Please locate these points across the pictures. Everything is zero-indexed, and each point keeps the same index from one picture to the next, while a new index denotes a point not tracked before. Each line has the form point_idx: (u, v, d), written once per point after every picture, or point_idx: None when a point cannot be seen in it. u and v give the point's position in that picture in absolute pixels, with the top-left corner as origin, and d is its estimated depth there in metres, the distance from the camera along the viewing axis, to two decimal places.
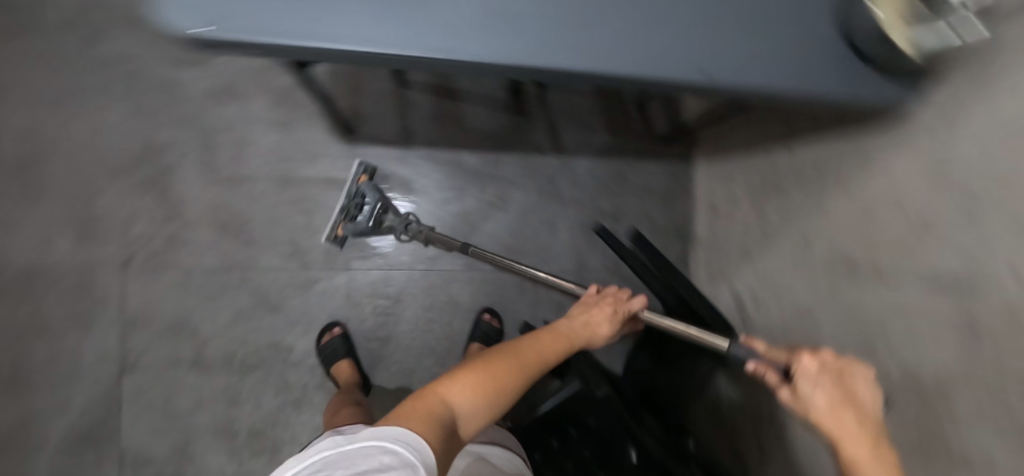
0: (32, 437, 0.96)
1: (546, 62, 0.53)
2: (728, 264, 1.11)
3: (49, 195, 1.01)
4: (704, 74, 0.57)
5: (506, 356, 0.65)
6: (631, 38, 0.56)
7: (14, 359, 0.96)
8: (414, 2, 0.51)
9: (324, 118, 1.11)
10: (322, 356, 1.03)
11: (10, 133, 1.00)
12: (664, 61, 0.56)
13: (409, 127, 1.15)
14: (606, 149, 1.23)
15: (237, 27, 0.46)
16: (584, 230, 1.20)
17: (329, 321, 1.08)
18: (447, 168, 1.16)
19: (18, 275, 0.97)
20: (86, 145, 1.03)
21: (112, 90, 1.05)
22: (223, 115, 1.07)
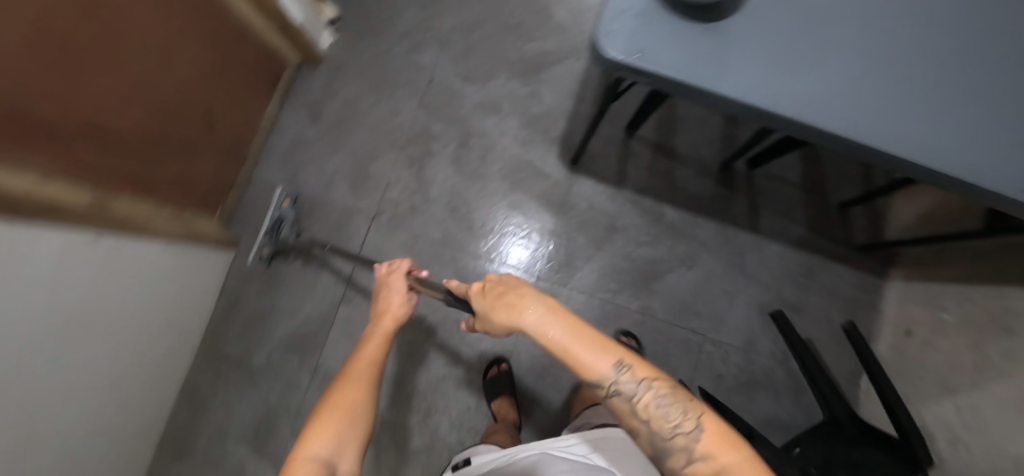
0: (268, 325, 1.22)
1: (793, 110, 0.63)
2: (918, 391, 1.11)
3: (344, 149, 1.29)
4: (854, 99, 0.63)
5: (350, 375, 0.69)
6: (882, 112, 0.63)
7: (276, 266, 1.24)
8: (789, 68, 0.64)
9: (560, 146, 1.28)
10: (487, 386, 1.16)
11: (341, 101, 1.32)
12: (878, 127, 0.62)
13: (625, 171, 1.27)
14: (801, 242, 1.26)
15: (647, 62, 0.63)
16: (760, 312, 1.24)
17: (496, 355, 1.21)
18: (649, 215, 1.25)
19: (303, 203, 1.26)
20: (383, 123, 1.30)
21: (413, 89, 1.32)
22: (486, 125, 1.29)
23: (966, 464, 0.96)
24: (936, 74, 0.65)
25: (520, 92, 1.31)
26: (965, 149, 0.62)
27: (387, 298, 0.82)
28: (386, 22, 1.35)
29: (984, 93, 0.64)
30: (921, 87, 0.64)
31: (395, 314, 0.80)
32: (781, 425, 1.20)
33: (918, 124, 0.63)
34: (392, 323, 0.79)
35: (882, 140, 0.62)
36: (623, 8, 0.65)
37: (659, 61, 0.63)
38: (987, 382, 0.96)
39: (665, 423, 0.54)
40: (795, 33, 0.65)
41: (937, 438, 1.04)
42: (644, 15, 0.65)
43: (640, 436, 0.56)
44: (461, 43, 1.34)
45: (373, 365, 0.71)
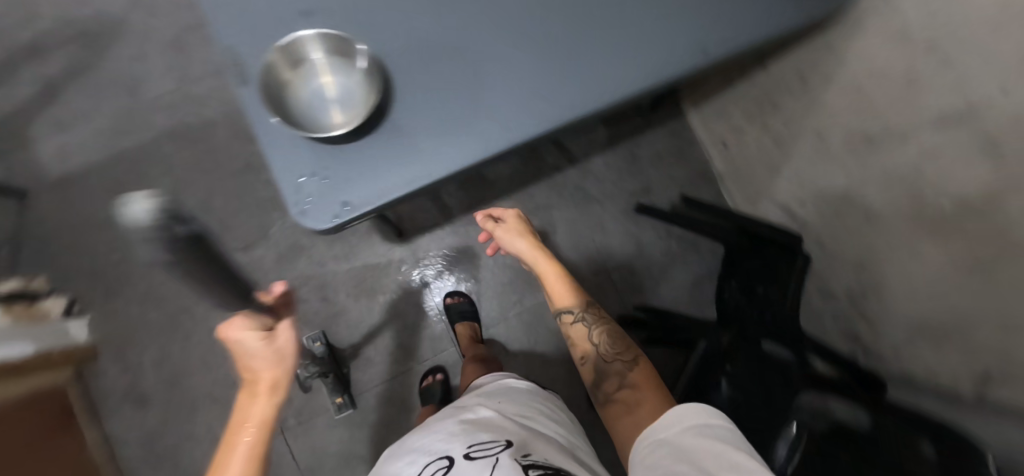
0: None
1: (509, 139, 0.66)
2: (760, 181, 1.28)
3: (195, 402, 1.13)
4: (542, 93, 0.68)
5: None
6: (568, 85, 0.69)
7: None
8: (475, 111, 0.66)
9: (379, 231, 1.24)
10: None
11: (150, 365, 1.14)
12: (576, 100, 0.68)
13: (446, 205, 1.27)
14: (610, 141, 1.36)
15: (362, 206, 0.61)
16: (627, 215, 1.35)
17: None
18: None
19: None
20: (210, 347, 1.16)
21: (208, 296, 1.18)
22: (302, 269, 1.20)
23: (820, 212, 1.15)
24: (568, 32, 0.71)
25: None
26: (643, 64, 0.70)
27: (249, 362, 0.55)
28: (123, 261, 1.17)
29: (613, 21, 0.72)
30: (575, 44, 0.71)
31: (271, 380, 0.54)
32: (703, 278, 1.36)
33: (599, 72, 0.70)
34: (272, 401, 0.54)
35: (587, 105, 0.68)
36: (303, 177, 0.62)
37: (369, 197, 0.62)
38: (790, 148, 1.14)
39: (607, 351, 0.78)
40: (454, 78, 0.67)
41: (792, 208, 1.22)
42: (325, 169, 0.62)
43: (585, 357, 0.81)
44: (212, 221, 1.20)
45: (253, 461, 0.50)
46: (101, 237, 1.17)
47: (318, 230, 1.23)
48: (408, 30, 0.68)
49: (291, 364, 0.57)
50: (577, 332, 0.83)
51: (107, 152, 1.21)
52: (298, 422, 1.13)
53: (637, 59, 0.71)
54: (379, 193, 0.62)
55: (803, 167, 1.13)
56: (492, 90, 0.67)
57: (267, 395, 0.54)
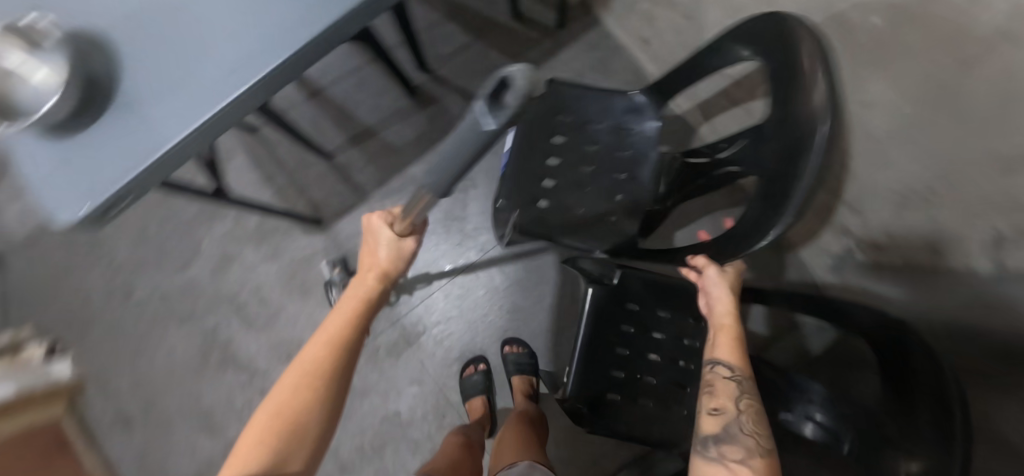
0: None
1: (175, 134, 0.59)
2: None
3: (172, 416, 1.21)
4: (228, 75, 0.61)
5: (348, 302, 0.60)
6: (232, 49, 0.63)
7: None
8: (145, 96, 0.60)
9: (298, 223, 1.22)
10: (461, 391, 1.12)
11: (128, 390, 1.22)
12: (245, 67, 0.62)
13: (356, 183, 1.21)
14: (518, 73, 1.22)
15: (71, 207, 0.57)
16: None
17: (433, 399, 1.17)
18: (408, 189, 1.20)
19: None
20: (171, 360, 1.21)
21: (160, 319, 1.23)
22: (232, 280, 1.22)
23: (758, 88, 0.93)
24: (206, 21, 0.64)
25: (228, 227, 1.23)
26: (307, 15, 0.64)
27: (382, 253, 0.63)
28: (88, 299, 1.25)
29: None
30: (244, 20, 0.64)
31: (385, 268, 0.62)
32: None
33: (253, 38, 0.63)
34: (376, 288, 0.62)
35: (253, 60, 0.62)
36: (43, 174, 0.59)
37: (105, 178, 0.58)
38: (701, 20, 0.93)
39: (754, 426, 0.51)
40: (138, 58, 0.62)
41: None
42: (58, 170, 0.59)
43: (714, 415, 0.54)
44: (151, 248, 1.25)
45: (346, 329, 0.57)
46: (64, 282, 1.26)
47: (242, 234, 1.23)
48: (126, 61, 0.62)
49: (403, 268, 0.64)
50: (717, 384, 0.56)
51: None
52: None
53: (302, 11, 0.64)
54: (81, 192, 0.57)
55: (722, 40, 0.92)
56: (162, 78, 0.61)
57: (375, 283, 0.62)
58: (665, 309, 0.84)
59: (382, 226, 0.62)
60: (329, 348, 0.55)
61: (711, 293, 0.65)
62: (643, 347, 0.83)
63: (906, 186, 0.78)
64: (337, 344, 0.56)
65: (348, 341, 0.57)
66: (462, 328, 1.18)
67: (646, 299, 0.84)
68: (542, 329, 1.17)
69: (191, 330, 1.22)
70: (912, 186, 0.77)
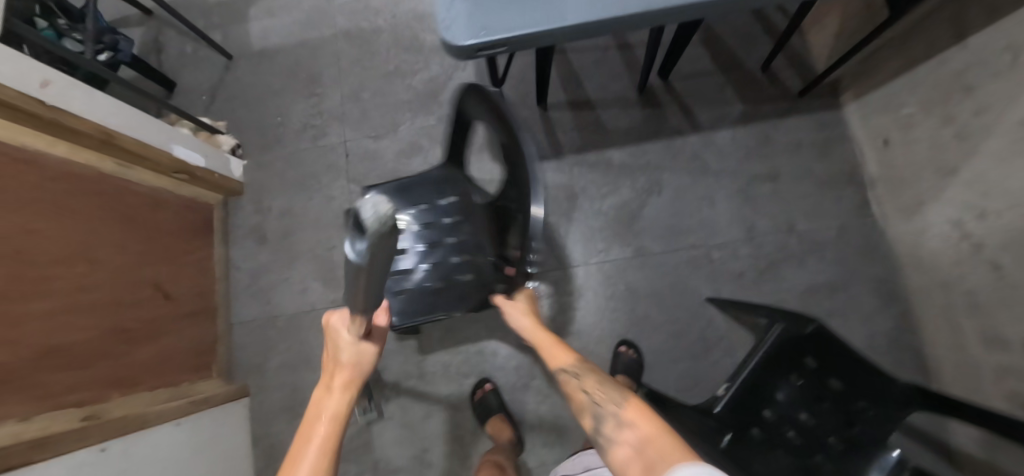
0: None
1: (579, 17, 0.63)
2: (924, 189, 1.07)
3: (300, 254, 1.28)
4: None
5: (315, 416, 0.63)
6: None
7: (293, 388, 1.22)
8: None
9: (489, 149, 1.29)
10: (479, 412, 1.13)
11: (276, 214, 1.30)
12: None
13: (556, 140, 1.28)
14: (744, 116, 1.26)
15: (473, 32, 0.64)
16: (744, 197, 1.21)
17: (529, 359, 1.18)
18: (598, 167, 1.25)
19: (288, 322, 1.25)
20: (325, 207, 1.29)
21: (333, 169, 1.32)
22: (410, 168, 1.30)
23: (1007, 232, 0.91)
24: None
25: (429, 123, 1.32)
26: None
27: (354, 360, 0.66)
28: (284, 124, 1.37)
29: None
30: None
31: (348, 378, 0.66)
32: (821, 286, 1.16)
33: None
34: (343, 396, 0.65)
35: None
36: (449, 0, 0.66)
37: (503, 26, 0.64)
38: (975, 147, 0.94)
39: (601, 394, 0.65)
40: None
41: (966, 224, 0.98)
42: None
43: (584, 412, 0.66)
44: (356, 109, 1.35)
45: (331, 436, 0.62)
46: (272, 101, 1.39)
47: (438, 135, 1.31)
48: None
49: (367, 369, 0.67)
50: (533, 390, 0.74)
51: (295, 40, 1.43)
52: None
53: None
54: (485, 26, 0.64)
55: (991, 174, 0.92)
56: None
57: (341, 390, 0.66)
58: (839, 379, 0.83)
59: (341, 329, 0.63)
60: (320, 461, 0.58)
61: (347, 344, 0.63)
62: (805, 402, 0.83)
63: None
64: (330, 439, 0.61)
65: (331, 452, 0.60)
66: (586, 311, 1.19)
67: (826, 358, 0.84)
68: (661, 350, 1.15)
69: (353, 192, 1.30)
70: None
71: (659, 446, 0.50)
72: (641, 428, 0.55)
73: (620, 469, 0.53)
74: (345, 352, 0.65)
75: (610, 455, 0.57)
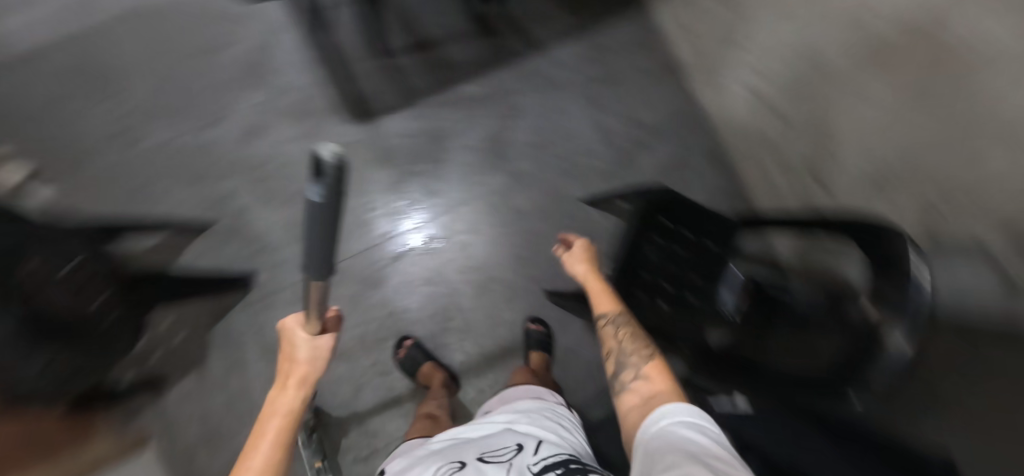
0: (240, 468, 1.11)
1: None
2: (721, 60, 1.27)
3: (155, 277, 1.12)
4: None
5: (269, 423, 0.54)
6: None
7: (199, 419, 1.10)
8: None
9: (342, 111, 1.23)
10: (405, 368, 1.14)
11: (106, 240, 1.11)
12: None
13: (408, 86, 1.26)
14: (574, 29, 1.36)
15: None
16: (592, 102, 1.33)
17: (442, 303, 1.22)
18: (457, 104, 1.27)
19: (166, 353, 1.10)
20: (170, 216, 1.13)
21: (166, 173, 1.16)
22: (259, 150, 1.19)
23: (779, 78, 1.14)
24: None
25: (267, 98, 1.21)
26: None
27: (295, 354, 0.56)
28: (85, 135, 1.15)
29: None
30: None
31: (302, 375, 0.56)
32: (669, 164, 1.35)
33: None
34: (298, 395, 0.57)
35: None
36: None
37: None
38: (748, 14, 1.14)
39: (632, 345, 0.67)
40: None
41: (754, 80, 1.20)
42: None
43: (610, 358, 0.69)
44: (173, 100, 1.19)
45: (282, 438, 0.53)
46: (62, 114, 1.16)
47: (280, 109, 1.21)
48: None
49: (324, 366, 0.59)
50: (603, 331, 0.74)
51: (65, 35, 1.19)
52: (259, 299, 1.15)
53: None
54: None
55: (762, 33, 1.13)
56: None
57: (296, 391, 0.57)
58: (690, 231, 1.00)
59: (295, 329, 0.57)
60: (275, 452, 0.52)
61: (290, 329, 0.57)
62: (666, 258, 0.99)
63: (877, 169, 1.00)
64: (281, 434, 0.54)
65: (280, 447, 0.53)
66: (482, 243, 1.25)
67: (680, 219, 1.01)
68: (556, 257, 1.26)
69: (199, 192, 1.16)
70: (881, 169, 0.99)
71: (663, 399, 0.53)
72: (652, 384, 0.58)
73: (626, 413, 0.58)
74: (307, 343, 0.56)
75: (620, 401, 0.61)
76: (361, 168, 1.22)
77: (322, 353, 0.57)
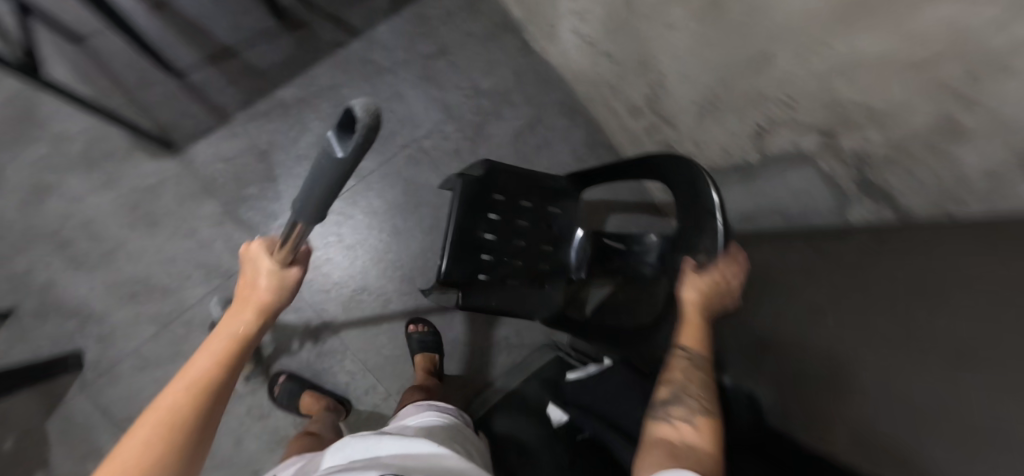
0: None
1: None
2: (546, 9, 1.20)
3: None
4: None
5: (218, 349, 0.46)
6: None
7: None
8: None
9: (143, 148, 1.09)
10: (285, 405, 1.06)
11: None
12: None
13: (214, 105, 1.13)
14: (391, 5, 1.25)
15: None
16: (427, 81, 1.24)
17: (311, 327, 1.14)
18: (275, 113, 1.15)
19: (2, 458, 0.99)
20: None
21: None
22: (51, 213, 1.04)
23: (597, 18, 1.08)
24: None
25: (45, 152, 1.06)
26: None
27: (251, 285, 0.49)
28: None
29: None
30: None
31: (261, 305, 0.48)
32: (524, 128, 1.29)
33: None
34: (256, 323, 0.48)
35: None
36: None
37: None
38: None
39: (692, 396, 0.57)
40: None
41: (579, 24, 1.14)
42: None
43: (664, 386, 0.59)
44: None
45: (211, 384, 0.43)
46: None
47: (65, 162, 1.06)
48: None
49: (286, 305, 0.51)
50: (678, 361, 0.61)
51: None
52: (98, 374, 1.03)
53: None
54: None
55: None
56: None
57: (255, 319, 0.48)
58: (526, 199, 0.96)
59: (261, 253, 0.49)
60: (192, 407, 0.41)
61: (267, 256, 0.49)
62: (509, 232, 0.93)
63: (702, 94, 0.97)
64: (209, 378, 0.43)
65: (213, 384, 0.43)
66: (340, 254, 1.17)
67: (509, 187, 0.94)
68: (423, 250, 1.20)
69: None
70: (705, 92, 0.96)
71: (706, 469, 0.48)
72: (703, 443, 0.51)
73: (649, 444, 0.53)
74: (268, 279, 0.48)
75: (651, 426, 0.56)
76: (179, 205, 1.09)
77: (283, 289, 0.50)
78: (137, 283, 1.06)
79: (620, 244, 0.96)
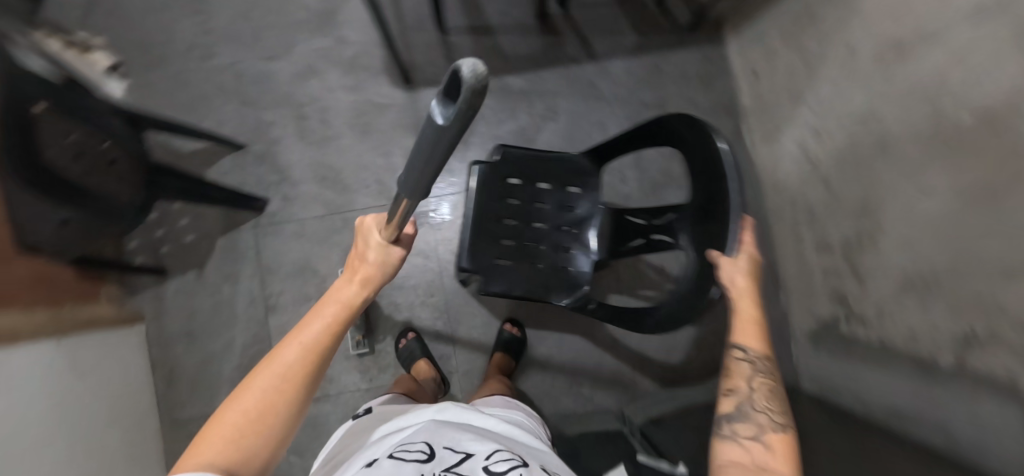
0: (207, 370, 1.20)
1: None
2: (782, 113, 1.18)
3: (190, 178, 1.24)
4: None
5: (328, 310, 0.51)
6: None
7: (190, 312, 1.21)
8: None
9: (390, 74, 1.29)
10: (402, 359, 1.15)
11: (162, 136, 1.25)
12: None
13: (457, 65, 1.29)
14: (637, 48, 1.32)
15: None
16: (632, 125, 1.29)
17: (428, 277, 1.23)
18: (497, 93, 1.28)
19: (181, 247, 1.23)
20: (216, 130, 1.25)
21: (224, 91, 1.27)
22: (306, 90, 1.27)
23: (835, 145, 1.03)
24: None
25: (327, 45, 1.29)
26: None
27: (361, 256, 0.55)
28: (170, 41, 1.29)
29: None
30: None
31: (367, 274, 0.54)
32: None
33: None
34: (360, 293, 0.53)
35: None
36: None
37: None
38: (819, 70, 1.04)
39: (763, 404, 0.55)
40: None
41: (810, 142, 1.10)
42: None
43: (730, 396, 0.57)
44: (248, 28, 1.30)
45: (325, 337, 0.49)
46: (156, 18, 1.30)
47: (335, 59, 1.29)
48: None
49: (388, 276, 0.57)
50: (738, 367, 0.58)
51: None
52: (268, 224, 1.24)
53: None
54: None
55: (828, 94, 1.03)
56: None
57: (361, 287, 0.54)
58: (542, 181, 0.92)
59: (373, 228, 0.55)
60: (302, 357, 0.47)
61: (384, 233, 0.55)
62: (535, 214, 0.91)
63: (915, 271, 0.88)
64: (322, 340, 0.49)
65: (324, 345, 0.49)
66: None
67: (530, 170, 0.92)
68: None
69: (247, 114, 1.27)
70: (920, 271, 0.87)
71: None
72: (778, 464, 0.47)
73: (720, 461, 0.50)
74: (380, 251, 0.55)
75: (717, 444, 0.52)
76: (391, 129, 1.26)
77: (388, 263, 0.56)
78: (330, 171, 1.25)
79: (643, 219, 0.86)
